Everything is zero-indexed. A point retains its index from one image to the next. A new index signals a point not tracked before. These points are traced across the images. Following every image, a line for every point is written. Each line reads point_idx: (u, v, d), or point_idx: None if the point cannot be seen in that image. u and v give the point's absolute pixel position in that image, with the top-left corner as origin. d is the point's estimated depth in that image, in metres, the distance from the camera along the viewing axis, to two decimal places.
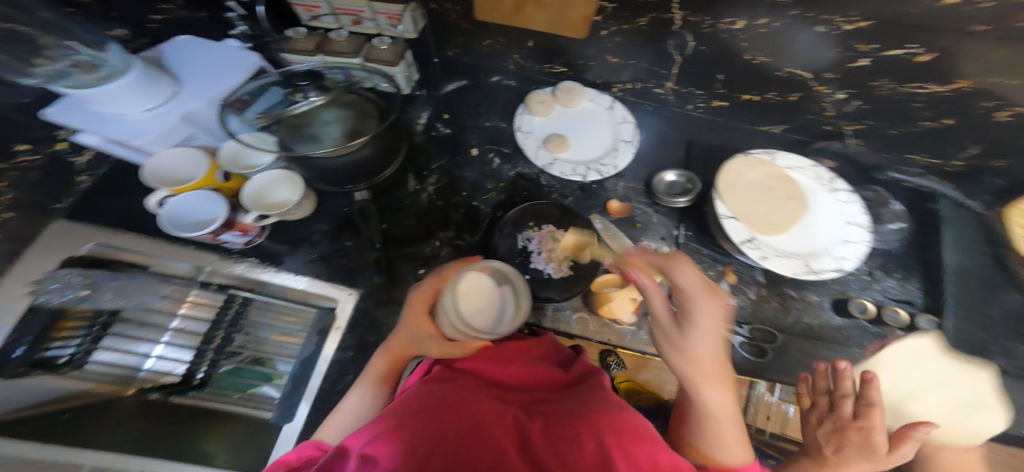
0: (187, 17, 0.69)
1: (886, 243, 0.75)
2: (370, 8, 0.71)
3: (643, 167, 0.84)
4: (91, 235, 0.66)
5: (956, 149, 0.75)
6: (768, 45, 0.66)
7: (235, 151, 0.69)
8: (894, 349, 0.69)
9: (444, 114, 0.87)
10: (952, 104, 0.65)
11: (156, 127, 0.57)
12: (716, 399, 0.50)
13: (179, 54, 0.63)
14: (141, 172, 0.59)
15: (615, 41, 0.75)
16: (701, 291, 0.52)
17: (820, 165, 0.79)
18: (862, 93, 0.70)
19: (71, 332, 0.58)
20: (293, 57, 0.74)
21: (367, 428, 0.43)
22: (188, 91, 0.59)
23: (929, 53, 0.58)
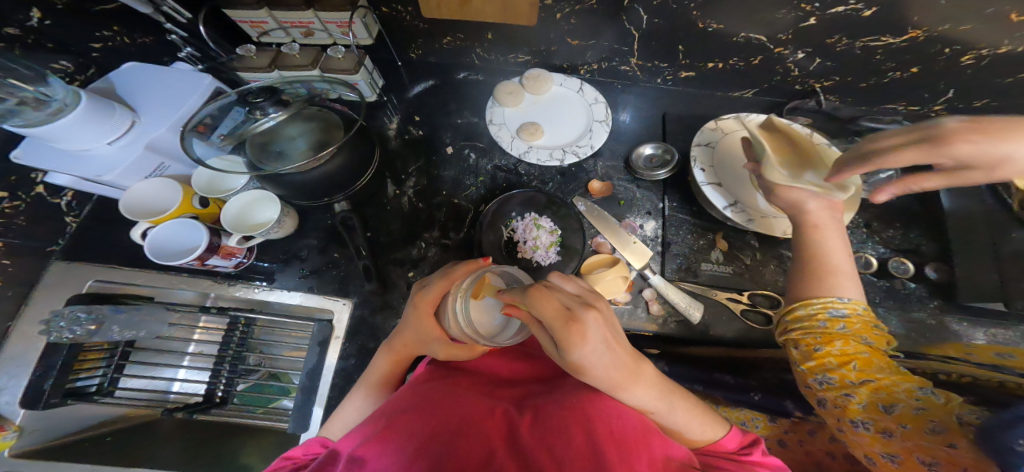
0: (133, 44, 0.71)
1: (881, 193, 0.73)
2: (318, 19, 0.71)
3: (621, 145, 0.83)
4: (91, 272, 0.69)
5: (933, 94, 0.72)
6: (721, 12, 0.64)
7: (208, 177, 0.71)
8: (907, 301, 0.66)
9: (415, 117, 0.87)
10: (913, 53, 0.64)
11: (124, 161, 0.60)
12: (646, 403, 0.44)
13: (132, 83, 0.65)
14: (118, 206, 0.62)
15: (571, 23, 0.73)
16: (553, 323, 0.38)
17: (800, 122, 0.76)
18: (823, 51, 0.67)
19: (94, 364, 0.65)
20: (250, 74, 0.76)
21: (358, 430, 0.42)
22: (147, 119, 0.62)
23: (871, 9, 0.57)
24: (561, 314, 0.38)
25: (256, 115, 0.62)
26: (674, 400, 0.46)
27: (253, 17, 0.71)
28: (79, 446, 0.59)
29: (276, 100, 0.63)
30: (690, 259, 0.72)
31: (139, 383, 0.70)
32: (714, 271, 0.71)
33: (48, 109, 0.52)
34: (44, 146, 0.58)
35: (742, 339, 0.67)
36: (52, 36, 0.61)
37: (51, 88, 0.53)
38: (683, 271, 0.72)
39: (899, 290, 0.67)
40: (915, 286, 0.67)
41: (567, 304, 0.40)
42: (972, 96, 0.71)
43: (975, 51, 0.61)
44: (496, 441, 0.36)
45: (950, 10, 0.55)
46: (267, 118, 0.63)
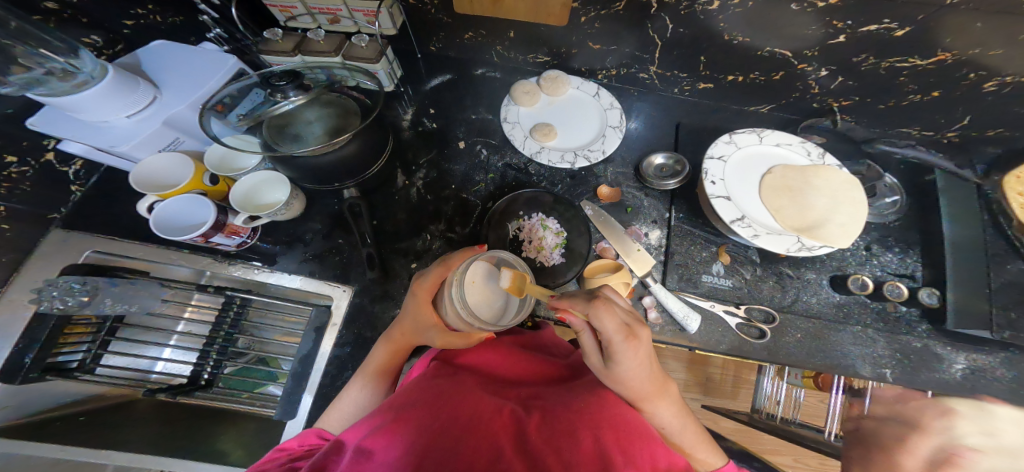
0: (163, 23, 0.70)
1: (883, 216, 0.75)
2: (346, 6, 0.71)
3: (632, 152, 0.83)
4: (89, 242, 0.68)
5: (952, 120, 0.74)
6: (748, 24, 0.65)
7: (222, 154, 0.70)
8: (895, 323, 0.69)
9: (430, 110, 0.87)
10: (938, 75, 0.66)
11: (140, 133, 0.59)
12: (663, 422, 0.50)
13: (157, 59, 0.64)
14: (130, 176, 0.61)
15: (595, 27, 0.74)
16: (614, 334, 0.44)
17: (810, 141, 0.78)
18: (845, 69, 0.69)
19: (78, 338, 0.62)
20: (273, 58, 0.75)
21: (363, 422, 0.42)
22: (168, 96, 0.61)
23: (906, 27, 0.58)
24: (621, 329, 0.45)
25: (275, 99, 0.62)
26: (686, 425, 0.52)
27: (283, 2, 0.71)
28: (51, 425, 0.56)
29: (299, 85, 0.62)
30: (692, 269, 0.73)
31: (121, 360, 0.69)
32: (715, 284, 0.72)
33: (73, 80, 0.51)
34: (63, 115, 0.57)
35: (739, 352, 0.68)
36: (85, 11, 0.60)
37: (80, 61, 0.53)
38: (685, 281, 0.73)
39: (890, 313, 0.70)
40: (905, 309, 0.70)
41: (626, 319, 0.46)
42: (981, 125, 0.73)
43: (1000, 78, 0.64)
44: (504, 439, 0.37)
45: (978, 34, 0.57)
46: (288, 102, 0.62)
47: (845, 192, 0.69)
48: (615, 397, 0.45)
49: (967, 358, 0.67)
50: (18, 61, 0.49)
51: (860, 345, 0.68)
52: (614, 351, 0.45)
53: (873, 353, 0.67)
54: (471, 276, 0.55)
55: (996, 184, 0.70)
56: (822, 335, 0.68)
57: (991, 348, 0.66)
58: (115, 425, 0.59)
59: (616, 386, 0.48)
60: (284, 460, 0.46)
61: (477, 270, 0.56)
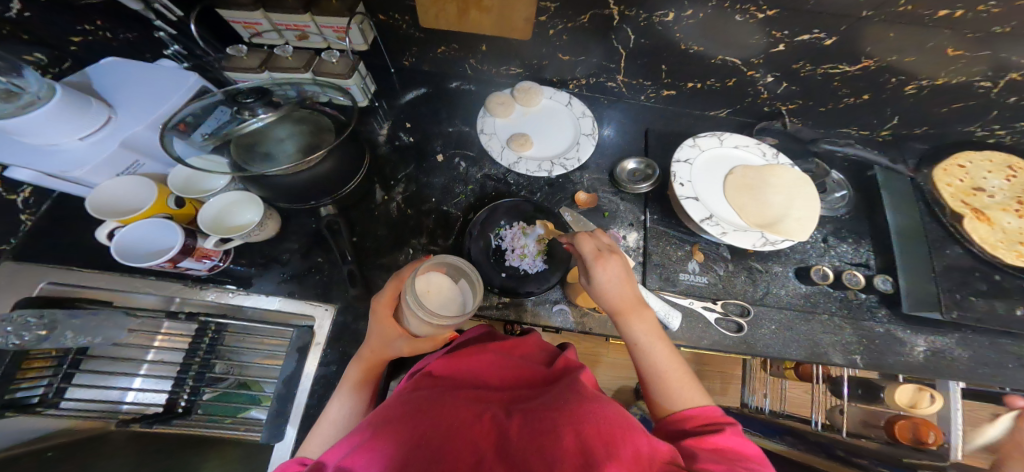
0: (115, 40, 0.67)
1: (835, 210, 0.80)
2: (315, 23, 0.71)
3: (606, 158, 0.87)
4: (45, 273, 0.64)
5: (883, 119, 0.81)
6: (702, 35, 0.69)
7: (186, 176, 0.68)
8: (858, 310, 0.73)
9: (406, 124, 0.88)
10: (866, 81, 0.72)
11: (95, 156, 0.57)
12: (643, 342, 0.57)
13: (108, 79, 0.62)
14: (85, 204, 0.58)
15: (563, 40, 0.77)
16: (589, 251, 0.58)
17: (765, 142, 0.83)
18: (788, 75, 0.75)
19: (38, 373, 0.59)
20: (239, 75, 0.74)
21: (344, 441, 0.41)
22: (123, 115, 0.59)
23: (833, 37, 0.64)
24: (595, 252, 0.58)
25: (242, 116, 0.60)
26: (668, 356, 0.56)
27: (246, 19, 0.71)
28: (16, 460, 0.51)
29: (266, 102, 0.60)
30: (670, 268, 0.76)
31: (86, 394, 0.64)
32: (691, 281, 0.75)
33: (19, 101, 0.48)
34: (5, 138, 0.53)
35: (719, 347, 0.71)
36: (29, 28, 0.56)
37: (23, 80, 0.49)
38: (663, 280, 0.75)
39: (852, 300, 0.74)
40: (865, 296, 0.74)
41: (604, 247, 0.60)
42: (911, 123, 0.81)
43: (918, 81, 0.70)
44: (485, 447, 0.37)
45: (896, 43, 0.63)
46: (256, 119, 0.61)
47: (803, 189, 0.74)
48: (594, 393, 0.46)
49: (926, 340, 0.71)
50: None
51: (828, 333, 0.72)
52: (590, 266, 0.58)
53: (840, 340, 0.72)
54: (425, 284, 0.55)
55: (929, 176, 0.78)
56: (792, 325, 0.72)
57: (944, 328, 0.72)
58: (78, 455, 0.55)
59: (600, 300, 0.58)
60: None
61: (433, 278, 0.55)
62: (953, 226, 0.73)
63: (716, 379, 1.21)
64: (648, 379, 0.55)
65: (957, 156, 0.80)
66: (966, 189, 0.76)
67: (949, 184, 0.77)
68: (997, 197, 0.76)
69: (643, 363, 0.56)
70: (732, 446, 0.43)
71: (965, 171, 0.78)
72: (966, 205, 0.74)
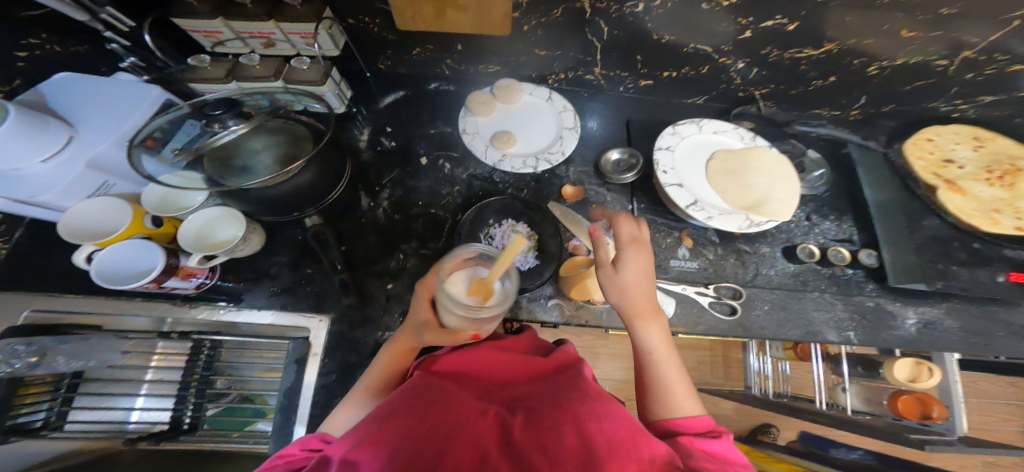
0: (64, 54, 0.63)
1: (814, 189, 0.81)
2: (279, 29, 0.71)
3: (590, 151, 0.87)
4: (31, 302, 0.64)
5: (851, 99, 0.82)
6: (673, 24, 0.69)
7: (161, 194, 0.67)
8: (848, 285, 0.74)
9: (387, 128, 0.87)
10: (827, 65, 0.73)
11: (62, 179, 0.56)
12: (653, 344, 0.56)
13: (64, 95, 0.60)
14: (57, 231, 0.57)
15: (537, 35, 0.77)
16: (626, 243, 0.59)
17: (744, 126, 0.84)
18: (758, 61, 0.75)
19: (37, 398, 0.59)
20: (202, 85, 0.74)
21: (347, 431, 0.41)
22: (86, 134, 0.58)
23: (792, 23, 0.65)
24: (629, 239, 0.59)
25: (214, 129, 0.61)
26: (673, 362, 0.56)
27: (207, 27, 0.70)
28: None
29: (237, 112, 0.62)
30: (660, 256, 0.77)
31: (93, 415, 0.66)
32: (682, 267, 0.76)
33: None
34: None
35: (716, 330, 0.71)
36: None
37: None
38: (655, 269, 0.75)
39: (841, 276, 0.75)
40: (853, 272, 0.75)
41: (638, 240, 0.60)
42: (879, 102, 0.82)
43: (878, 63, 0.72)
44: (490, 443, 0.37)
45: (858, 28, 0.64)
46: (227, 131, 0.62)
47: (784, 170, 0.75)
48: (597, 392, 0.46)
49: (916, 312, 0.72)
50: None
51: (820, 310, 0.73)
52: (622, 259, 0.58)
53: (833, 316, 0.72)
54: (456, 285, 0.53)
55: (902, 151, 0.80)
56: (784, 304, 0.73)
57: (931, 299, 0.73)
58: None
59: (619, 298, 0.57)
60: (278, 470, 0.45)
61: (461, 276, 0.54)
62: (927, 197, 0.75)
63: (715, 363, 1.23)
64: (650, 388, 0.54)
65: (924, 130, 0.82)
66: (937, 161, 0.78)
67: (920, 158, 0.79)
68: (968, 168, 0.79)
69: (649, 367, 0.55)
70: (725, 453, 0.45)
71: (934, 144, 0.81)
72: (938, 178, 0.76)
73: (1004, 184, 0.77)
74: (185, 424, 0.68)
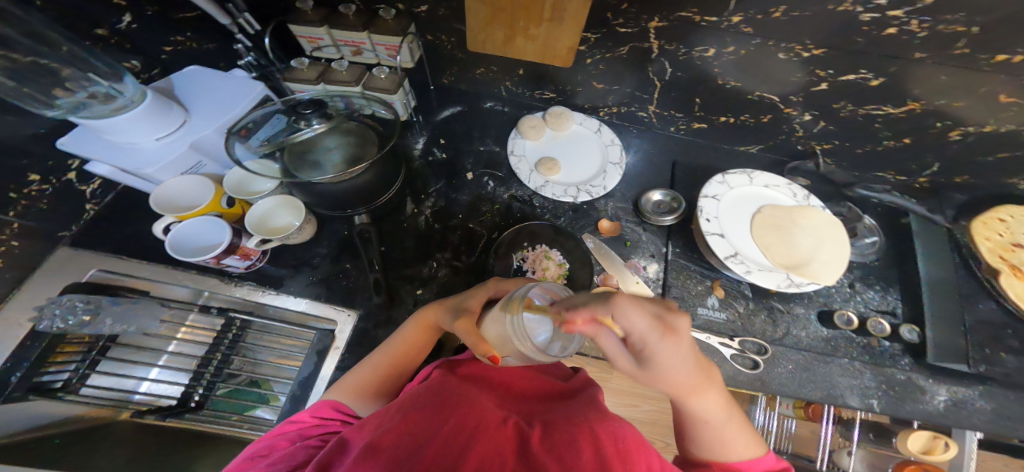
0: (199, 49, 0.73)
1: (863, 256, 0.80)
2: (370, 40, 0.75)
3: (632, 187, 0.88)
4: (94, 261, 0.68)
5: (922, 166, 0.82)
6: (739, 71, 0.71)
7: (240, 177, 0.71)
8: (880, 357, 0.72)
9: (440, 139, 0.91)
10: (912, 123, 0.73)
11: (165, 156, 0.60)
12: (710, 413, 0.47)
13: (187, 83, 0.66)
14: (149, 200, 0.61)
15: (599, 68, 0.80)
16: (650, 334, 0.39)
17: (796, 182, 0.84)
18: (827, 114, 0.76)
19: (69, 358, 0.62)
20: (296, 85, 0.77)
21: (370, 420, 0.42)
22: (197, 119, 0.63)
23: (880, 77, 0.65)
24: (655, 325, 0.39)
25: (298, 125, 0.66)
26: (729, 420, 0.48)
27: (310, 33, 0.74)
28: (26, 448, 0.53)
29: (322, 113, 0.65)
30: (688, 302, 0.76)
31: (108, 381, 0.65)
32: (710, 316, 0.75)
33: (112, 104, 0.53)
34: (91, 135, 0.58)
35: (738, 386, 0.69)
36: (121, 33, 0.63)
37: (123, 85, 0.55)
38: (682, 313, 0.75)
39: (874, 347, 0.73)
40: (888, 345, 0.73)
41: (659, 312, 0.40)
42: (949, 171, 0.81)
43: (963, 128, 0.71)
44: (508, 449, 0.38)
45: (944, 86, 0.64)
46: (310, 129, 0.66)
47: (830, 232, 0.74)
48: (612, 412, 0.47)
49: (948, 390, 0.69)
50: (64, 84, 0.52)
51: (848, 378, 0.71)
52: (649, 360, 0.41)
53: (862, 386, 0.70)
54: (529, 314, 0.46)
55: (967, 229, 0.78)
56: (812, 367, 0.71)
57: (970, 380, 0.69)
58: (91, 453, 0.56)
59: (658, 383, 0.43)
60: (294, 438, 0.48)
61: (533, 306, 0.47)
62: (987, 281, 0.74)
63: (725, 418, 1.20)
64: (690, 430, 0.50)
65: (996, 209, 0.79)
66: (1005, 244, 0.75)
67: (987, 238, 0.77)
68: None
69: (699, 427, 0.48)
70: None
71: (1006, 224, 0.78)
72: (1004, 262, 0.74)
73: None
74: (194, 401, 0.67)
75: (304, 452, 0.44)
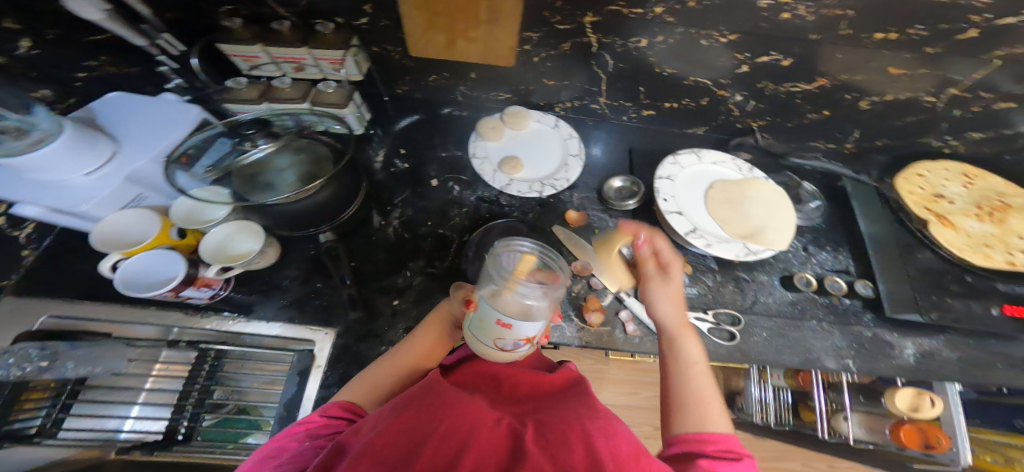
0: (120, 74, 0.72)
1: (811, 220, 0.84)
2: (311, 54, 0.74)
3: (594, 177, 0.90)
4: (47, 307, 0.66)
5: (845, 133, 0.88)
6: (672, 59, 0.74)
7: (189, 207, 0.70)
8: (845, 315, 0.76)
9: (400, 150, 0.92)
10: (824, 98, 0.78)
11: (100, 190, 0.59)
12: (693, 357, 0.58)
13: (114, 113, 0.65)
14: (90, 238, 0.61)
15: (547, 66, 0.82)
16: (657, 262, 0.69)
17: (740, 157, 0.88)
18: (754, 94, 0.80)
19: (36, 404, 0.60)
20: (236, 106, 0.77)
21: (366, 423, 0.41)
22: (127, 149, 0.61)
23: (789, 58, 0.70)
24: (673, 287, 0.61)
25: (244, 148, 0.65)
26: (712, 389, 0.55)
27: (245, 51, 0.73)
28: None
29: (266, 133, 0.64)
30: None
31: (84, 424, 0.65)
32: (683, 292, 0.77)
33: (27, 138, 0.52)
34: (15, 177, 0.56)
35: (717, 359, 0.71)
36: (39, 66, 0.61)
37: (34, 117, 0.53)
38: None
39: (837, 306, 0.77)
40: (849, 302, 0.77)
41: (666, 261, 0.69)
42: (869, 136, 0.87)
43: (869, 98, 0.77)
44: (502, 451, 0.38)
45: (847, 64, 0.70)
46: (255, 150, 0.66)
47: (776, 200, 0.78)
48: (603, 409, 0.47)
49: (915, 343, 0.73)
50: None
51: (819, 339, 0.74)
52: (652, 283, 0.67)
53: (832, 345, 0.73)
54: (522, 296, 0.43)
55: (892, 185, 0.84)
56: (783, 332, 0.74)
57: (931, 333, 0.73)
58: None
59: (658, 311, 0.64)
60: (303, 437, 0.45)
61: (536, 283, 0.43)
62: (919, 231, 0.77)
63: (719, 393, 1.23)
64: (681, 392, 0.54)
65: (915, 166, 0.87)
66: (928, 196, 0.82)
67: (911, 192, 0.82)
68: (958, 203, 0.82)
69: (689, 373, 0.56)
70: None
71: (925, 180, 0.85)
72: (929, 212, 0.79)
73: (994, 220, 0.80)
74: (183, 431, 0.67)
75: (310, 452, 0.42)
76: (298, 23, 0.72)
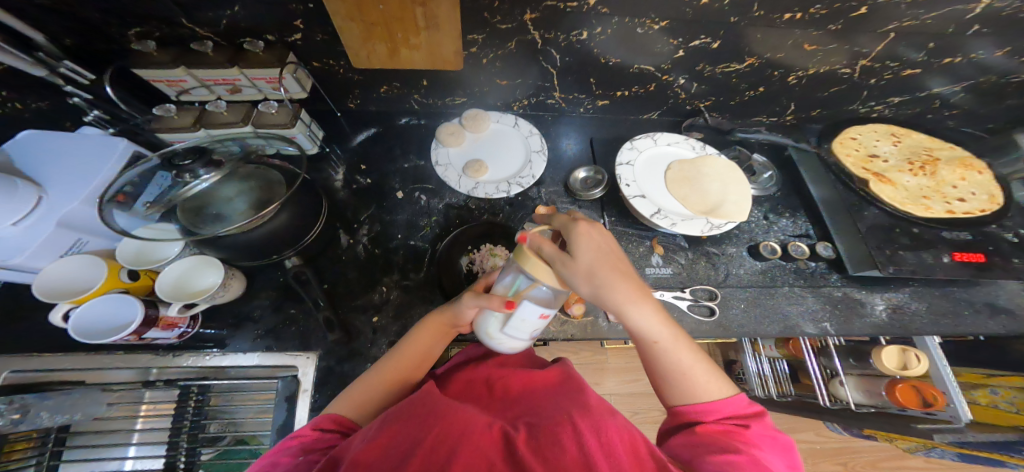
0: (27, 110, 0.66)
1: (767, 190, 0.87)
2: (244, 75, 0.73)
3: (559, 171, 0.91)
4: (8, 363, 0.64)
5: (783, 106, 0.91)
6: (614, 48, 0.75)
7: (137, 248, 0.68)
8: (813, 278, 0.78)
9: (361, 166, 0.91)
10: (756, 75, 0.81)
11: (34, 241, 0.58)
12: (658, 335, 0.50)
13: (31, 155, 0.63)
14: (33, 291, 0.58)
15: (497, 66, 0.82)
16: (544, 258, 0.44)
17: (692, 137, 0.91)
18: (695, 77, 0.82)
19: (23, 455, 0.64)
20: (172, 134, 0.76)
21: (355, 438, 0.41)
22: (55, 193, 0.61)
23: (717, 40, 0.72)
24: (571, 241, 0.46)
25: (185, 180, 0.61)
26: (688, 365, 0.50)
27: (170, 77, 0.71)
28: None
29: (208, 162, 0.61)
30: (636, 266, 0.79)
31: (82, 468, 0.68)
32: (658, 274, 0.78)
33: None
34: None
35: (698, 335, 0.73)
36: None
37: None
38: None
39: (805, 270, 0.79)
40: (814, 264, 0.80)
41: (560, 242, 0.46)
42: (806, 106, 0.91)
43: (795, 73, 0.80)
44: (494, 458, 0.38)
45: (771, 42, 0.72)
46: (198, 181, 0.61)
47: (732, 174, 0.80)
48: (597, 402, 0.47)
49: (883, 298, 0.77)
50: None
51: (793, 304, 0.76)
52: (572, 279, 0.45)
53: (806, 309, 0.76)
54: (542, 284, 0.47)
55: (831, 150, 0.88)
56: (758, 301, 0.76)
57: (895, 286, 0.77)
58: None
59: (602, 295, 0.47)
60: (296, 451, 0.44)
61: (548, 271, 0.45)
62: (863, 190, 0.82)
63: None
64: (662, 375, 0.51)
65: (847, 131, 0.92)
66: (865, 157, 0.87)
67: (849, 155, 0.87)
68: (892, 161, 0.89)
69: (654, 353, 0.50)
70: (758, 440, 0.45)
71: (858, 142, 0.90)
72: (868, 171, 0.84)
73: (927, 173, 0.88)
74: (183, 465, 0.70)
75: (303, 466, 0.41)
76: (222, 41, 0.70)
